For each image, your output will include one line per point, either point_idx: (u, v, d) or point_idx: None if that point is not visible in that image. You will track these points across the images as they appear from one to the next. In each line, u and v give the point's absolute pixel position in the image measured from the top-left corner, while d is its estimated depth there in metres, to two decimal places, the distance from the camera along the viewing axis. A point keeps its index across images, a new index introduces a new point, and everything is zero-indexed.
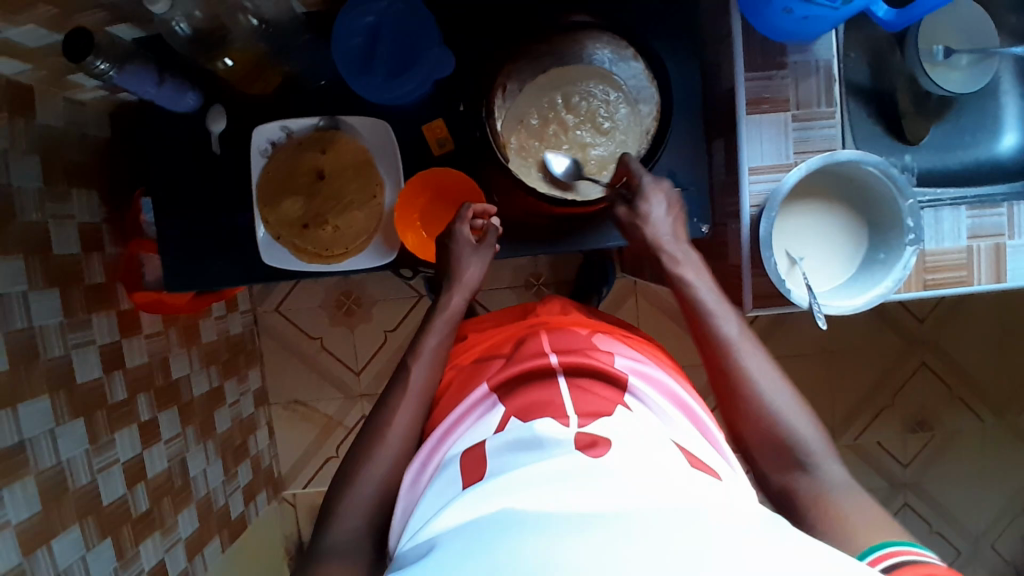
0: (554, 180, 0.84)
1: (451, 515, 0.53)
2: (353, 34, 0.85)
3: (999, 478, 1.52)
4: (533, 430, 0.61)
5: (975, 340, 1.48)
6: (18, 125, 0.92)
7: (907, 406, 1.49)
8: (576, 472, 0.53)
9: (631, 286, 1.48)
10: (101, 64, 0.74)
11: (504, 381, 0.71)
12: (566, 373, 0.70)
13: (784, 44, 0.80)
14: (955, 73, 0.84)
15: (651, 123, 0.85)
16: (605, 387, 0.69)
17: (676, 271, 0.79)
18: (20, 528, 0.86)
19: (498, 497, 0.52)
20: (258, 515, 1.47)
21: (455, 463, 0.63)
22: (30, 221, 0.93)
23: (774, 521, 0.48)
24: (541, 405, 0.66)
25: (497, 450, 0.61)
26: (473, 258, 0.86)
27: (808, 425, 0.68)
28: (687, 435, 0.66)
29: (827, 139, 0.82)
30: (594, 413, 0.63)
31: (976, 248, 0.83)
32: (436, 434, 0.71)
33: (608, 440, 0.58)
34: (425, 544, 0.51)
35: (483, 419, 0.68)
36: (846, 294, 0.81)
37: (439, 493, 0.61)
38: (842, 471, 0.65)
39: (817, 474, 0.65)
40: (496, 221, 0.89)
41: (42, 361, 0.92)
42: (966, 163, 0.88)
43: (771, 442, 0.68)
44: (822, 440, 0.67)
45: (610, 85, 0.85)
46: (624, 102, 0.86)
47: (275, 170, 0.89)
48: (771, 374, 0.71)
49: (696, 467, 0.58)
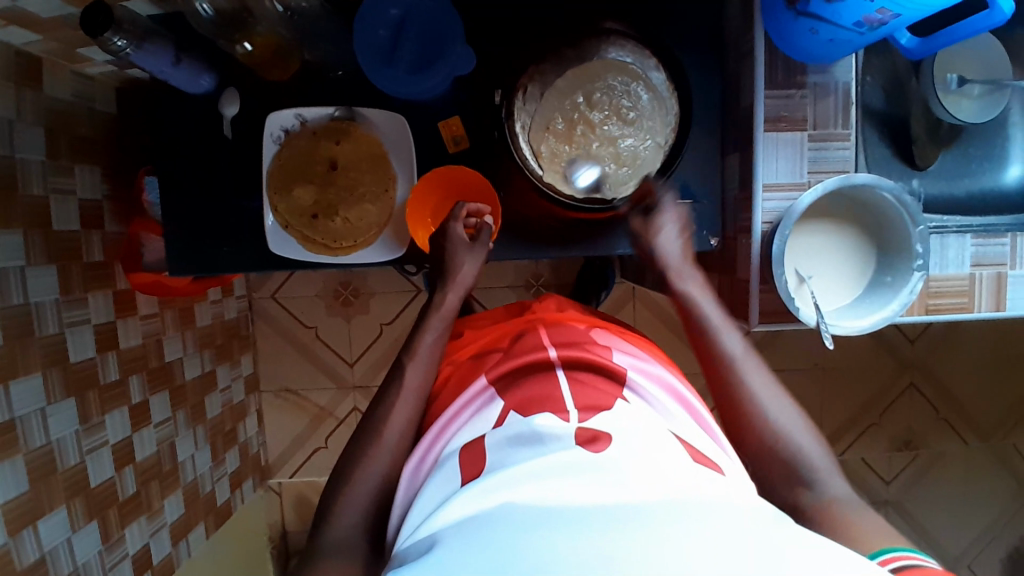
0: (589, 182, 0.85)
1: (451, 511, 0.52)
2: (379, 26, 0.83)
3: (977, 500, 1.55)
4: (533, 425, 0.60)
5: (964, 364, 1.51)
6: (25, 95, 0.90)
7: (893, 426, 1.51)
8: (581, 468, 0.53)
9: (631, 292, 1.49)
10: (119, 41, 0.72)
11: (506, 373, 0.71)
12: (564, 366, 0.70)
13: (806, 64, 0.81)
14: (966, 102, 0.86)
15: (674, 116, 0.86)
16: (604, 382, 0.68)
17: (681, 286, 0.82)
18: (8, 507, 0.84)
19: (502, 491, 0.52)
20: (243, 502, 1.46)
21: (454, 459, 0.62)
22: (32, 195, 0.91)
23: (774, 521, 0.47)
24: (541, 399, 0.65)
25: (497, 444, 0.60)
26: (467, 256, 0.84)
27: (811, 443, 0.69)
28: (686, 429, 0.66)
29: (840, 161, 0.83)
30: (594, 408, 0.62)
31: (978, 276, 0.85)
32: (435, 427, 0.70)
33: (609, 435, 0.57)
34: (426, 540, 0.51)
35: (482, 412, 0.67)
36: (852, 315, 0.82)
37: (437, 490, 0.60)
38: (844, 486, 0.66)
39: (820, 488, 0.66)
40: (490, 223, 0.87)
41: (37, 338, 0.90)
42: (972, 192, 0.89)
43: (770, 453, 0.69)
44: (825, 456, 0.68)
45: (628, 76, 0.84)
46: (646, 88, 0.85)
47: (289, 157, 0.88)
48: (775, 390, 0.73)
49: (698, 461, 0.58)
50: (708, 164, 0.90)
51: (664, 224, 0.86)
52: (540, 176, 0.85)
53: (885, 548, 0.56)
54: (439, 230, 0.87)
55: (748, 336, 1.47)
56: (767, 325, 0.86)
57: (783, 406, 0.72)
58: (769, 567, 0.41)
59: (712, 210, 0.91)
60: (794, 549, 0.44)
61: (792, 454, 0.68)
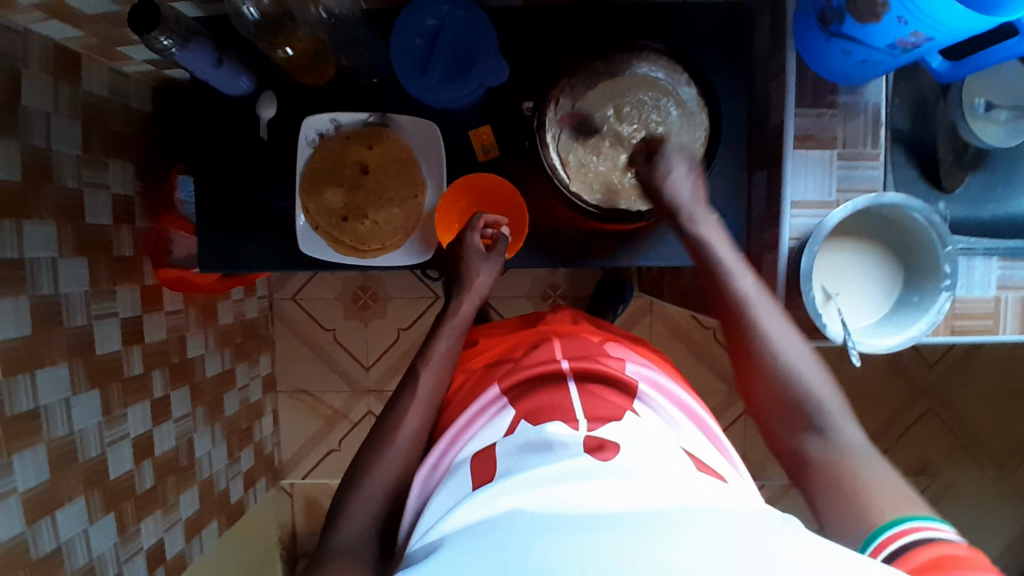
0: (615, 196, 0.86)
1: (461, 514, 0.52)
2: (416, 34, 0.86)
3: (994, 530, 1.53)
4: (543, 433, 0.60)
5: (982, 391, 1.50)
6: (63, 89, 0.92)
7: (909, 450, 1.50)
8: (588, 474, 0.52)
9: (647, 305, 1.49)
10: (164, 40, 0.74)
11: (519, 383, 0.70)
12: (576, 377, 0.69)
13: (836, 84, 0.82)
14: (993, 126, 0.84)
15: (702, 133, 0.87)
16: (613, 393, 0.67)
17: (694, 230, 0.79)
18: (27, 496, 0.85)
19: (508, 497, 0.52)
20: (255, 501, 1.46)
21: (465, 466, 0.62)
22: (66, 187, 0.93)
23: (783, 524, 0.46)
24: (550, 408, 0.65)
25: (507, 452, 0.60)
26: (482, 266, 0.85)
27: (826, 388, 0.68)
28: (692, 439, 0.65)
29: (868, 180, 0.84)
30: (603, 418, 0.62)
31: (1003, 299, 0.86)
32: (449, 434, 0.70)
33: (616, 443, 0.57)
34: (434, 542, 0.51)
35: (494, 421, 0.67)
36: (878, 334, 0.82)
37: (448, 495, 0.59)
38: (856, 433, 0.65)
39: (830, 436, 0.65)
40: (506, 233, 0.89)
41: (64, 329, 0.91)
42: (997, 216, 0.89)
43: (785, 408, 0.69)
44: (838, 401, 0.68)
45: (659, 91, 0.85)
46: (675, 104, 0.86)
47: (321, 161, 0.90)
48: (787, 333, 0.72)
49: (700, 470, 0.57)
50: (734, 180, 0.91)
51: (675, 163, 0.80)
52: (564, 181, 0.85)
53: (895, 520, 0.54)
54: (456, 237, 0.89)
55: None
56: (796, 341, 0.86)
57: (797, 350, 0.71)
58: (772, 562, 0.40)
59: (737, 225, 0.92)
60: (799, 547, 0.42)
61: (809, 408, 0.67)
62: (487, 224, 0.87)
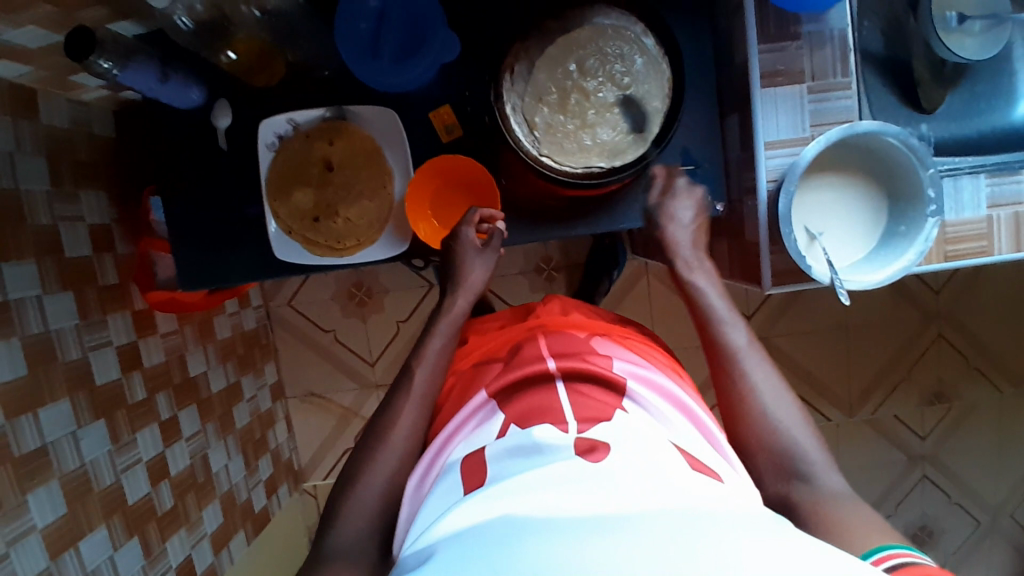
0: (596, 150, 0.84)
1: (451, 520, 0.49)
2: (359, 19, 0.82)
3: (1017, 449, 1.52)
4: (532, 437, 0.57)
5: (990, 311, 1.47)
6: (23, 126, 0.91)
7: (925, 379, 1.48)
8: (579, 479, 0.50)
9: (643, 268, 1.47)
10: (104, 63, 0.72)
11: (507, 385, 0.67)
12: (565, 378, 0.66)
13: (797, 14, 0.79)
14: (969, 39, 0.81)
15: (669, 78, 0.84)
16: (603, 392, 0.64)
17: (687, 276, 0.83)
18: (47, 531, 0.86)
19: (499, 502, 0.49)
20: (280, 506, 1.49)
21: (454, 471, 0.59)
22: (41, 225, 0.92)
23: (780, 530, 0.44)
24: (539, 412, 0.61)
25: (496, 456, 0.57)
26: (476, 261, 0.84)
27: (813, 442, 0.67)
28: (688, 438, 0.62)
29: (843, 111, 0.81)
30: (594, 419, 0.59)
31: (996, 217, 0.83)
32: (436, 442, 0.67)
33: (607, 444, 0.55)
34: (422, 551, 0.48)
35: (483, 425, 0.64)
36: (868, 268, 0.80)
37: (437, 501, 0.57)
38: (840, 481, 0.64)
39: (815, 483, 0.64)
40: (502, 226, 0.87)
41: (60, 364, 0.92)
42: (981, 132, 0.86)
43: (773, 459, 0.67)
44: (822, 453, 0.66)
45: (621, 40, 0.83)
46: (638, 53, 0.83)
47: (284, 163, 0.88)
48: (776, 385, 0.72)
49: (695, 470, 0.54)
50: (709, 129, 0.88)
51: (679, 210, 0.87)
52: (533, 150, 0.82)
53: (879, 546, 0.54)
54: (450, 235, 0.87)
55: (769, 299, 1.45)
56: (779, 287, 0.84)
57: (782, 403, 0.71)
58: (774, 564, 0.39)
59: (714, 171, 0.90)
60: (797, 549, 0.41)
61: (790, 455, 0.67)
62: (482, 219, 0.85)
